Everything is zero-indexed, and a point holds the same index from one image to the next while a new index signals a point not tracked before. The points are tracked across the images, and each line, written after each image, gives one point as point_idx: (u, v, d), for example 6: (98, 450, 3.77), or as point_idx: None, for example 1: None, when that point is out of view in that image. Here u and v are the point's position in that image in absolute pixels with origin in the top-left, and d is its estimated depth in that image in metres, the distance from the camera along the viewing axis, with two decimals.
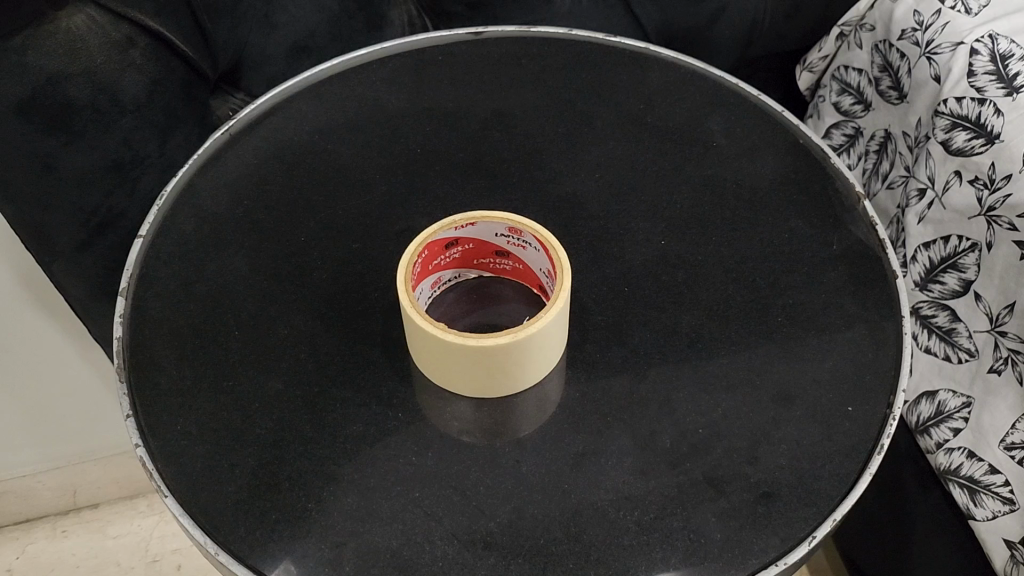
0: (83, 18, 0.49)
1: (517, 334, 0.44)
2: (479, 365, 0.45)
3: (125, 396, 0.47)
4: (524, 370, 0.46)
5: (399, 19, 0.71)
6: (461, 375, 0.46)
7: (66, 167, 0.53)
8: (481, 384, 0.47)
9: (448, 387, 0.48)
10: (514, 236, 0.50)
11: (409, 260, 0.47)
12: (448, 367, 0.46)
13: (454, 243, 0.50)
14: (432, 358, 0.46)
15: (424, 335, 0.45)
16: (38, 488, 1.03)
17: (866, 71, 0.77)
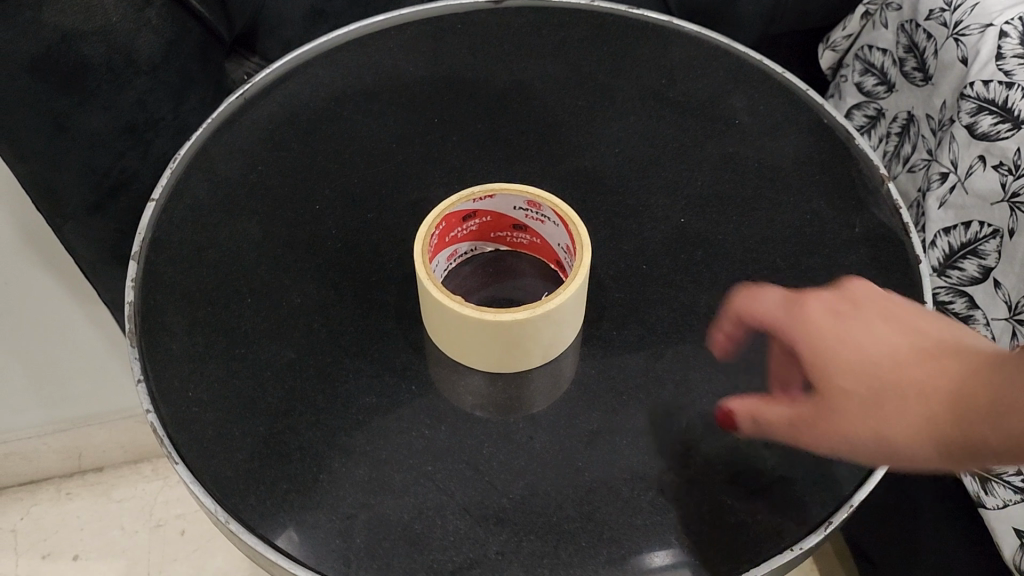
0: None
1: (533, 310, 0.43)
2: (492, 341, 0.45)
3: (136, 360, 0.46)
4: (540, 345, 0.46)
5: None
6: (475, 349, 0.46)
7: (78, 128, 0.52)
8: (495, 360, 0.46)
9: (463, 360, 0.47)
10: (534, 209, 0.49)
11: (425, 231, 0.46)
12: (462, 340, 0.45)
13: (472, 215, 0.50)
14: (446, 331, 0.46)
15: (439, 307, 0.44)
16: (42, 450, 1.03)
17: (891, 52, 0.76)
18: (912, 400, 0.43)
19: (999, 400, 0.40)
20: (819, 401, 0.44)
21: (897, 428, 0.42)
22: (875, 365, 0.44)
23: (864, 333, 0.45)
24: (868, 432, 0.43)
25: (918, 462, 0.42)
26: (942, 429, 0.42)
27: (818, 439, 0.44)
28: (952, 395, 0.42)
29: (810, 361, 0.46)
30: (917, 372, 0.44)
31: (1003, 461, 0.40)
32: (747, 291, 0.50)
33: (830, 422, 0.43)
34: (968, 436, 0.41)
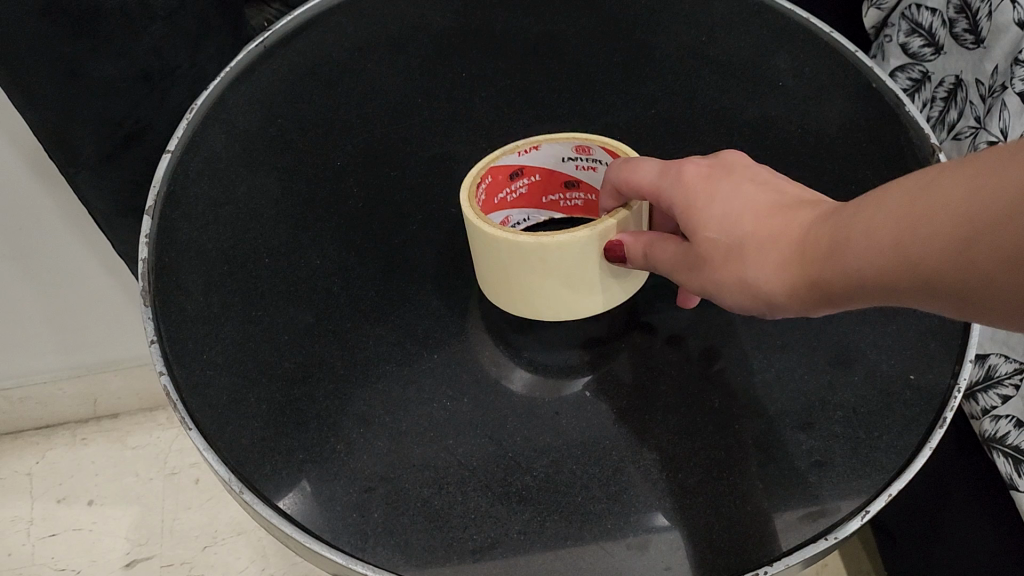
0: None
1: (596, 228, 0.42)
2: (556, 271, 0.43)
3: (149, 320, 0.44)
4: (600, 276, 0.45)
5: None
6: (539, 287, 0.44)
7: (91, 75, 0.50)
8: (559, 298, 0.45)
9: (527, 310, 0.46)
10: (582, 155, 0.47)
11: (470, 180, 0.45)
12: (525, 280, 0.44)
13: (519, 173, 0.48)
14: (508, 274, 0.44)
15: (495, 244, 0.43)
16: (59, 395, 1.02)
17: (940, 12, 0.72)
18: (760, 247, 0.38)
19: (856, 232, 0.34)
20: (687, 257, 0.41)
21: (775, 280, 0.37)
22: (734, 217, 0.39)
23: (725, 194, 0.40)
24: (745, 275, 0.38)
25: (802, 310, 0.38)
26: (798, 277, 0.37)
27: (702, 290, 0.41)
28: (826, 232, 0.36)
29: (685, 220, 0.41)
30: (777, 219, 0.38)
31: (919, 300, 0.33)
32: (629, 162, 0.43)
33: (707, 273, 0.40)
34: (836, 281, 0.35)
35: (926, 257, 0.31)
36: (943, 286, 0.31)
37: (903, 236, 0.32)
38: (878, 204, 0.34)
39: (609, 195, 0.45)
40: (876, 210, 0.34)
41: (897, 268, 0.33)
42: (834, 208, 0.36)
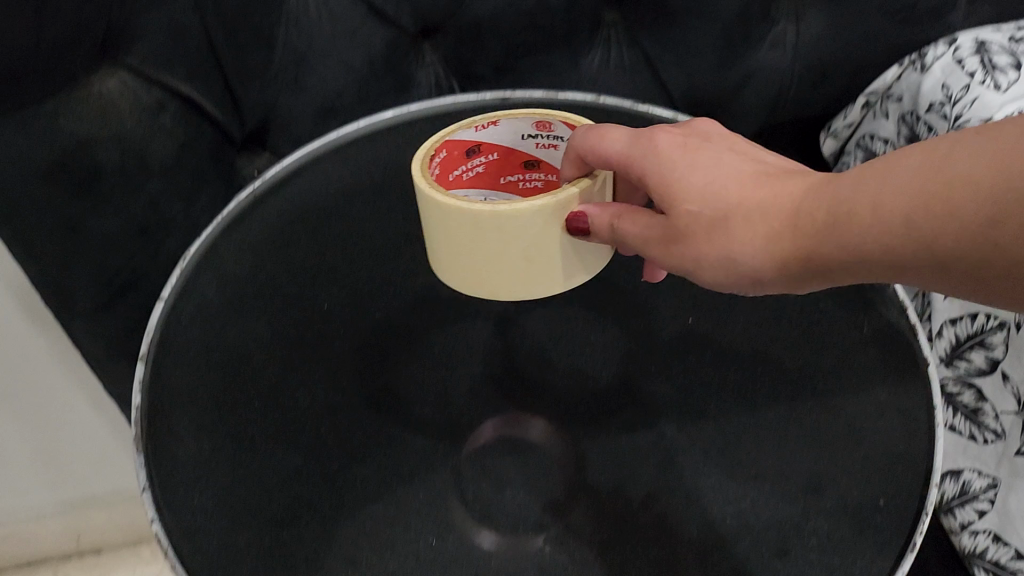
0: (115, 82, 0.49)
1: (554, 197, 0.44)
2: (513, 243, 0.45)
3: (141, 467, 0.44)
4: (557, 243, 0.46)
5: (425, 82, 0.70)
6: (495, 260, 0.46)
7: (91, 231, 0.53)
8: (515, 271, 0.47)
9: (482, 284, 0.48)
10: (544, 132, 0.50)
11: (424, 155, 0.47)
12: (482, 254, 0.46)
13: (477, 151, 0.51)
14: (463, 248, 0.46)
15: (451, 215, 0.44)
16: (43, 533, 1.01)
17: (892, 142, 0.76)
18: (745, 221, 0.42)
19: (841, 207, 0.39)
20: (664, 228, 0.45)
21: (761, 250, 0.42)
22: (716, 189, 0.43)
23: (703, 166, 0.44)
24: (729, 246, 0.43)
25: (781, 280, 0.43)
26: (783, 248, 0.42)
27: (679, 263, 0.46)
28: (811, 205, 0.41)
29: (662, 192, 0.45)
30: (756, 191, 0.43)
31: (893, 269, 0.39)
32: (593, 130, 0.46)
33: (689, 243, 0.44)
34: (820, 250, 0.41)
35: (913, 235, 0.37)
36: (931, 255, 0.37)
37: (891, 212, 0.38)
38: (861, 182, 0.39)
39: (569, 161, 0.47)
40: (861, 187, 0.39)
41: (884, 241, 0.38)
42: (811, 184, 0.42)
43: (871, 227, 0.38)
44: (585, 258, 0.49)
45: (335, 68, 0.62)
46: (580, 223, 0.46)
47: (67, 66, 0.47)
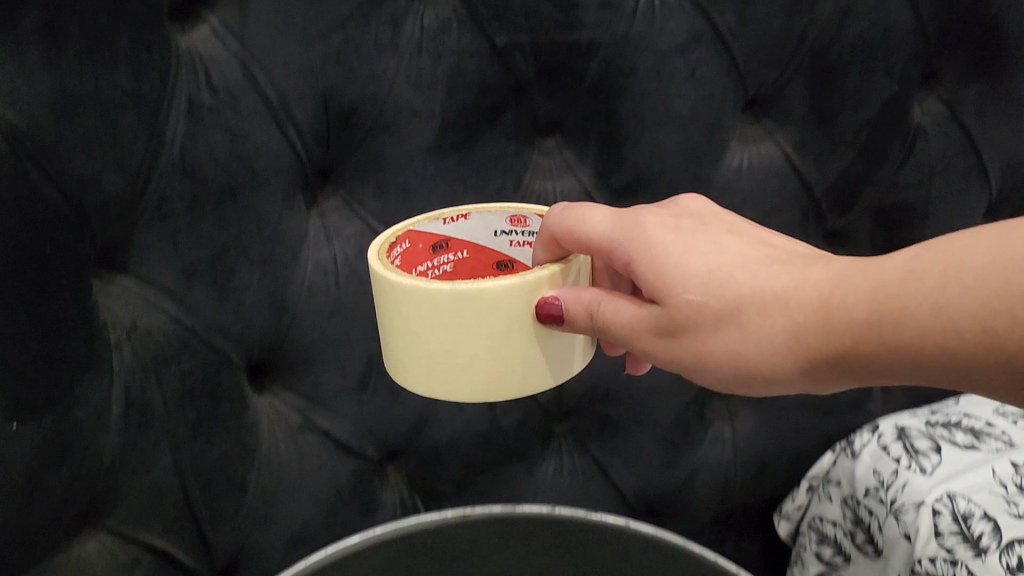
0: (96, 544, 0.55)
1: (517, 280, 0.45)
2: (474, 331, 0.46)
3: None
4: (530, 343, 0.48)
5: (390, 501, 0.73)
6: (455, 356, 0.47)
7: None
8: (477, 371, 0.47)
9: (439, 382, 0.48)
10: (518, 227, 0.55)
11: (381, 245, 0.51)
12: (441, 344, 0.47)
13: (446, 246, 0.54)
14: (424, 347, 0.47)
15: (413, 304, 0.46)
16: None
17: (839, 524, 0.79)
18: (761, 315, 0.42)
19: (885, 307, 0.38)
20: (663, 326, 0.45)
21: (780, 346, 0.42)
22: (723, 279, 0.43)
23: (703, 251, 0.44)
24: (741, 341, 0.43)
25: (796, 380, 0.43)
26: (807, 348, 0.41)
27: (682, 362, 0.45)
28: (839, 305, 0.40)
29: (658, 283, 0.45)
30: (771, 281, 0.42)
31: (949, 368, 0.37)
32: (568, 213, 0.48)
33: (704, 335, 0.44)
34: (848, 348, 0.40)
35: (977, 341, 0.36)
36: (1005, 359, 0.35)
37: (951, 317, 0.36)
38: (899, 280, 0.38)
39: (542, 243, 0.49)
40: (902, 285, 0.38)
41: (928, 346, 0.37)
42: (834, 276, 0.41)
43: (926, 318, 0.37)
44: (554, 354, 0.49)
45: (301, 498, 0.66)
46: (553, 309, 0.46)
47: (54, 538, 0.51)
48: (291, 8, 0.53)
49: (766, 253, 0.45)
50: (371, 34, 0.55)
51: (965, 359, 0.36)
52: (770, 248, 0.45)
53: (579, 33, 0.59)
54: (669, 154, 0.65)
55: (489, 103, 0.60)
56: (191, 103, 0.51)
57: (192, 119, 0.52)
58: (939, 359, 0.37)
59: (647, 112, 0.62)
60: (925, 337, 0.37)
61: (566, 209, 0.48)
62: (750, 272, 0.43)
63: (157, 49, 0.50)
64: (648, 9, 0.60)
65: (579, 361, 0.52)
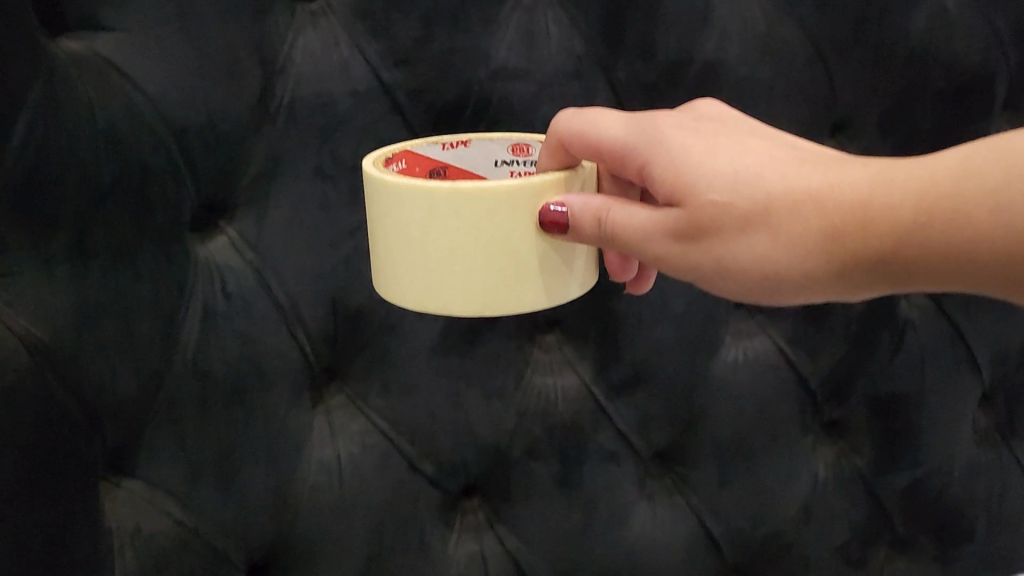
0: None
1: (520, 185, 0.42)
2: (473, 235, 0.42)
3: None
4: (531, 261, 0.44)
5: None
6: (450, 267, 0.43)
7: None
8: (473, 282, 0.43)
9: (431, 296, 0.44)
10: (520, 158, 0.50)
11: (375, 158, 0.47)
12: (436, 252, 0.43)
13: (443, 171, 0.49)
14: (417, 257, 0.44)
15: (406, 204, 0.42)
16: None
17: None
18: (791, 214, 0.40)
19: (937, 204, 0.37)
20: (683, 235, 0.43)
21: (810, 245, 0.40)
22: (749, 179, 0.41)
23: (728, 153, 0.42)
24: (770, 244, 0.41)
25: (819, 285, 0.41)
26: (842, 248, 0.39)
27: (697, 269, 0.43)
28: (882, 203, 0.38)
29: (680, 184, 0.43)
30: (802, 181, 0.40)
31: (1002, 267, 0.36)
32: (577, 117, 0.45)
33: (728, 238, 0.41)
34: (887, 246, 0.38)
35: None
36: None
37: (1012, 218, 0.35)
38: (954, 178, 0.36)
39: (548, 150, 0.46)
40: (955, 180, 0.36)
41: (984, 245, 0.36)
42: (873, 172, 0.39)
43: (984, 216, 0.36)
44: (555, 275, 0.45)
45: None
46: (557, 215, 0.43)
47: None
48: (304, 220, 0.55)
49: (788, 152, 0.43)
50: None
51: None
52: (793, 150, 0.43)
53: None
54: (668, 350, 0.67)
55: None
56: (206, 310, 0.54)
57: (207, 323, 0.54)
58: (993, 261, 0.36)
59: (642, 308, 0.65)
60: (978, 234, 0.36)
61: (577, 115, 0.45)
62: (777, 171, 0.41)
63: (179, 261, 0.52)
64: None
65: (582, 287, 0.48)
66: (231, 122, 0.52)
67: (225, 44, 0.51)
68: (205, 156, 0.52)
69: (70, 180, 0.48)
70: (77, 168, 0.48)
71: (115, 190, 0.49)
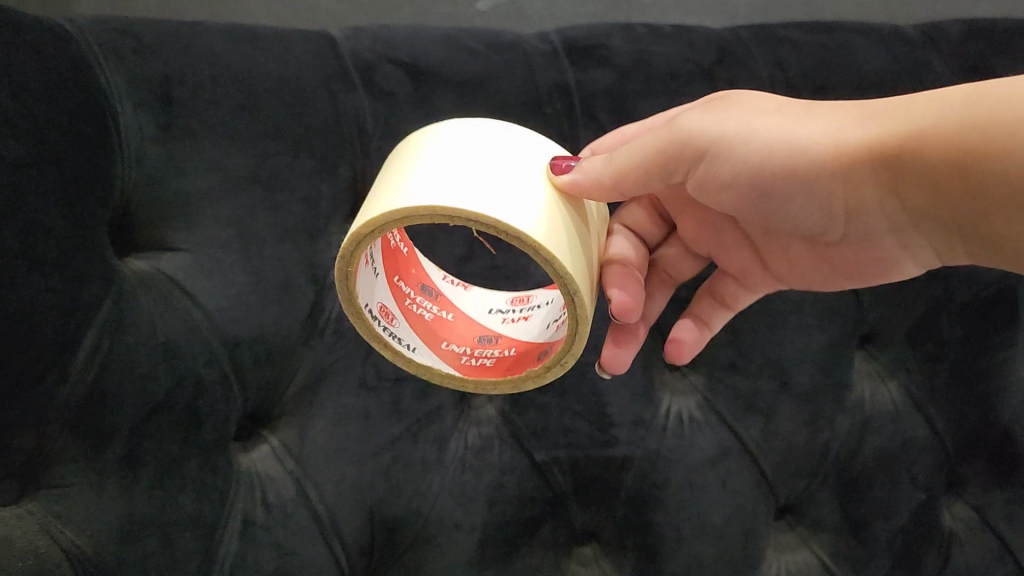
0: None
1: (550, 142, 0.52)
2: (488, 136, 0.49)
3: None
4: (549, 207, 0.47)
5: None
6: (473, 177, 0.46)
7: None
8: (491, 185, 0.45)
9: (426, 189, 0.45)
10: (517, 306, 0.63)
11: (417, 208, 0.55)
12: (445, 159, 0.47)
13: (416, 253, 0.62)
14: (428, 170, 0.46)
15: (432, 131, 0.50)
16: None
17: None
18: (807, 107, 0.49)
19: (899, 110, 0.45)
20: (712, 111, 0.50)
21: (842, 124, 0.46)
22: (794, 105, 0.49)
23: (784, 109, 0.49)
24: (764, 127, 0.48)
25: (796, 175, 0.48)
26: (818, 141, 0.47)
27: (691, 164, 0.50)
28: (863, 108, 0.47)
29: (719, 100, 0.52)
30: (829, 124, 0.47)
31: (951, 177, 0.43)
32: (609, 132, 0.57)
33: (733, 148, 0.49)
34: (846, 139, 0.46)
35: (978, 148, 0.41)
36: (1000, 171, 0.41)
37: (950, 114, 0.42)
38: (922, 96, 0.44)
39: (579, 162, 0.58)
40: (922, 105, 0.44)
41: (946, 158, 0.42)
42: (871, 104, 0.47)
43: (961, 142, 0.42)
44: (548, 219, 0.47)
45: None
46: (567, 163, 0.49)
47: None
48: (346, 434, 0.57)
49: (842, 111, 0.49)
50: (419, 453, 0.59)
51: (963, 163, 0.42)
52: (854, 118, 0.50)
53: (613, 448, 0.63)
54: (707, 566, 0.65)
55: (529, 515, 0.62)
56: (245, 522, 0.53)
57: (245, 536, 0.53)
58: (935, 165, 0.43)
59: (682, 523, 0.64)
60: (930, 138, 0.43)
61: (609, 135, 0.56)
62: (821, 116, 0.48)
63: (221, 470, 0.52)
64: (677, 427, 0.64)
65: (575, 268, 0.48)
66: (281, 336, 0.54)
67: (281, 266, 0.54)
68: (255, 369, 0.54)
69: (128, 397, 0.47)
70: (136, 383, 0.47)
71: (167, 405, 0.49)
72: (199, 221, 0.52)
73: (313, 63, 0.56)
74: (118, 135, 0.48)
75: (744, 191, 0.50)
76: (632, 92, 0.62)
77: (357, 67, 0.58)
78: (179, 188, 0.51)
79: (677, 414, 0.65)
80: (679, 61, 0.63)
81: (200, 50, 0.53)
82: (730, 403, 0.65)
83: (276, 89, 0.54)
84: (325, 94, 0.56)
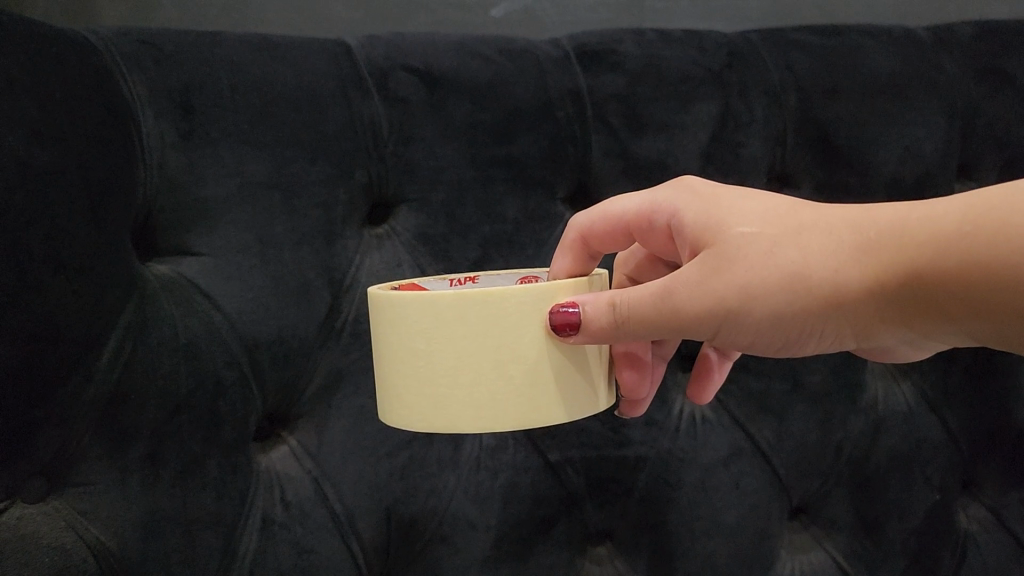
0: None
1: (537, 290, 0.42)
2: (490, 332, 0.41)
3: None
4: (573, 381, 0.44)
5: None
6: (499, 395, 0.42)
7: None
8: (523, 398, 0.43)
9: (462, 413, 0.42)
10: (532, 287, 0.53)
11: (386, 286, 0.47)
12: (446, 364, 0.42)
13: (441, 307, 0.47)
14: (453, 391, 0.42)
15: (421, 317, 0.42)
16: None
17: None
18: (790, 213, 0.41)
19: (904, 229, 0.37)
20: (702, 259, 0.42)
21: (843, 264, 0.39)
22: (790, 225, 0.40)
23: (781, 236, 0.40)
24: (765, 283, 0.40)
25: (801, 325, 0.41)
26: (816, 287, 0.39)
27: (696, 325, 0.42)
28: (867, 223, 0.39)
29: (711, 227, 0.43)
30: (830, 258, 0.39)
31: (969, 310, 0.37)
32: (600, 213, 0.50)
33: (738, 310, 0.41)
34: (854, 271, 0.39)
35: (994, 276, 0.35)
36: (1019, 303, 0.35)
37: (955, 237, 0.36)
38: (926, 214, 0.37)
39: (570, 250, 0.50)
40: (933, 222, 0.37)
41: (960, 290, 0.36)
42: (873, 210, 0.39)
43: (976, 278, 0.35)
44: (571, 387, 0.44)
45: None
46: (570, 316, 0.42)
47: None
48: (363, 433, 0.58)
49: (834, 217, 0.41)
50: (434, 452, 0.60)
51: (974, 290, 0.36)
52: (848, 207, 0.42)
53: (626, 448, 0.64)
54: (721, 564, 0.65)
55: (543, 514, 0.63)
56: (264, 520, 0.54)
57: (265, 534, 0.54)
58: (947, 295, 0.37)
59: (695, 522, 0.64)
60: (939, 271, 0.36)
61: (594, 212, 0.50)
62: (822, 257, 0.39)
63: (241, 469, 0.54)
64: (689, 427, 0.65)
65: (598, 398, 0.47)
66: (299, 339, 0.56)
67: (299, 268, 0.55)
68: (273, 370, 0.55)
69: (150, 399, 0.48)
70: (159, 384, 0.49)
71: (189, 406, 0.50)
72: (218, 226, 0.53)
73: (328, 72, 0.57)
74: (139, 143, 0.50)
75: (755, 338, 0.43)
76: (641, 97, 0.63)
77: (371, 75, 0.59)
78: (199, 193, 0.52)
79: (690, 415, 0.66)
80: (690, 67, 0.64)
81: (217, 57, 0.54)
82: (741, 405, 0.66)
83: (291, 97, 0.55)
84: (342, 103, 0.57)
